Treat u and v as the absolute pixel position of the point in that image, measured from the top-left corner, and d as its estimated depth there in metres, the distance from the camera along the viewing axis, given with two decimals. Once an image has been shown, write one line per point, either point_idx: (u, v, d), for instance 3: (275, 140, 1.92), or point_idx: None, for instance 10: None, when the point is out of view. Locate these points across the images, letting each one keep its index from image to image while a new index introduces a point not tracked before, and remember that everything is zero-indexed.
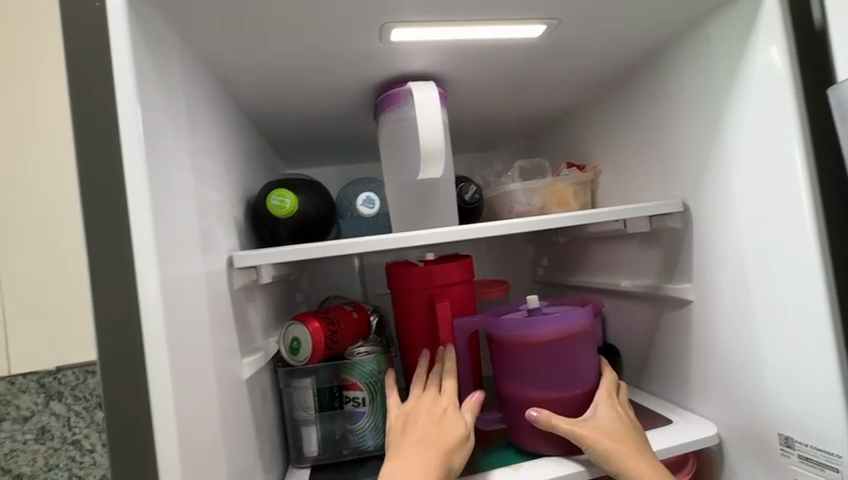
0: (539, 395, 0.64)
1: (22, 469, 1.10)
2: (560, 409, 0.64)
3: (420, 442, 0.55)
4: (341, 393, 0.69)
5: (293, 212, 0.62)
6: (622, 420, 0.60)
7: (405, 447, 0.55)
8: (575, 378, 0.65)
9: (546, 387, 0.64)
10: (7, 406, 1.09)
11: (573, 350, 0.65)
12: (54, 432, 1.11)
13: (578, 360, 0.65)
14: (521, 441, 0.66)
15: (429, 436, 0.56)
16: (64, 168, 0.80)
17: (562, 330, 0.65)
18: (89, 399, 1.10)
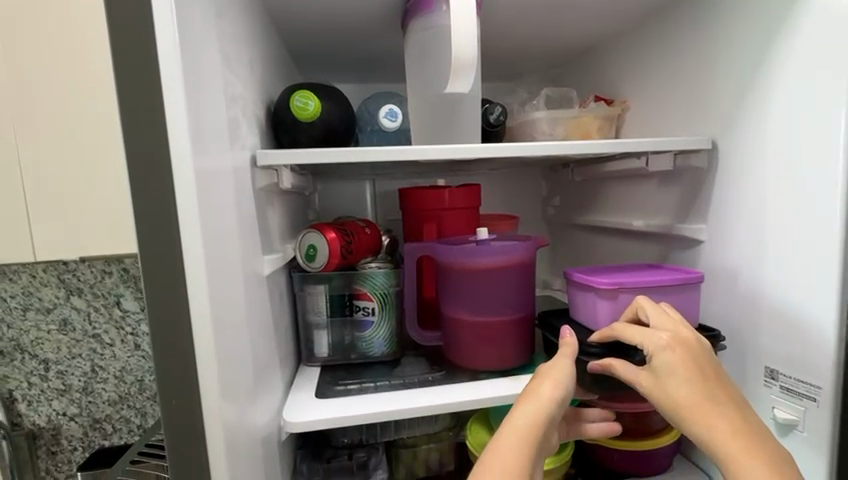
0: (476, 316, 0.68)
1: (47, 355, 1.19)
2: (489, 331, 0.68)
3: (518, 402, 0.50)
4: (351, 302, 0.72)
5: (314, 116, 0.61)
6: (711, 400, 0.49)
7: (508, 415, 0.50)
8: (507, 305, 0.69)
9: (478, 311, 0.68)
10: (30, 298, 1.17)
11: (511, 280, 0.68)
12: (76, 325, 1.19)
13: (514, 289, 0.69)
14: (451, 357, 0.71)
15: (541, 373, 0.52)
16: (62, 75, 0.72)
17: (505, 260, 0.68)
18: (107, 297, 1.19)
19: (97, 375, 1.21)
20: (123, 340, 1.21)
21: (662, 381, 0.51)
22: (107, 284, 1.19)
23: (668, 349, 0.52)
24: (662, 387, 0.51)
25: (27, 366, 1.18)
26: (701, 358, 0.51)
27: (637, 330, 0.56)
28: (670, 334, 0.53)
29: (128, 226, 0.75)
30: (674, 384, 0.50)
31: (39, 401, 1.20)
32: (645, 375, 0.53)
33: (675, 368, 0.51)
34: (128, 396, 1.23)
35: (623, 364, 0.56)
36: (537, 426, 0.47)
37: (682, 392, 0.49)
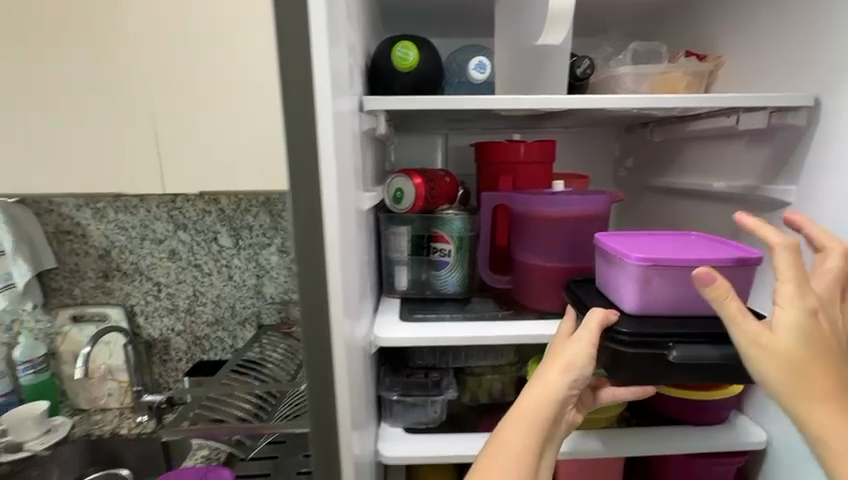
0: (548, 261, 0.73)
1: (160, 278, 1.39)
2: (559, 276, 0.73)
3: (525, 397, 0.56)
4: (429, 243, 0.79)
5: (412, 67, 0.66)
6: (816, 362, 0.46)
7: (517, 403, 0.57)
8: (578, 254, 0.73)
9: (550, 258, 0.73)
10: (147, 229, 1.36)
11: (584, 230, 0.72)
12: (182, 254, 1.38)
13: (586, 239, 0.73)
14: (521, 299, 0.77)
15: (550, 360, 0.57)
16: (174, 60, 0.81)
17: (581, 211, 0.71)
18: (207, 232, 1.37)
19: (199, 299, 1.41)
20: (219, 270, 1.39)
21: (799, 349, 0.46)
22: (207, 222, 1.36)
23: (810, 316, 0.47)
24: (793, 356, 0.46)
25: (144, 287, 1.40)
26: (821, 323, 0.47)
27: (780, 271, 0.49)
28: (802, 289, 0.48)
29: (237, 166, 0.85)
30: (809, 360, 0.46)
31: (154, 316, 1.42)
32: (771, 335, 0.47)
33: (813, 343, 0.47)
34: (223, 319, 1.42)
35: (748, 313, 0.48)
36: (540, 411, 0.55)
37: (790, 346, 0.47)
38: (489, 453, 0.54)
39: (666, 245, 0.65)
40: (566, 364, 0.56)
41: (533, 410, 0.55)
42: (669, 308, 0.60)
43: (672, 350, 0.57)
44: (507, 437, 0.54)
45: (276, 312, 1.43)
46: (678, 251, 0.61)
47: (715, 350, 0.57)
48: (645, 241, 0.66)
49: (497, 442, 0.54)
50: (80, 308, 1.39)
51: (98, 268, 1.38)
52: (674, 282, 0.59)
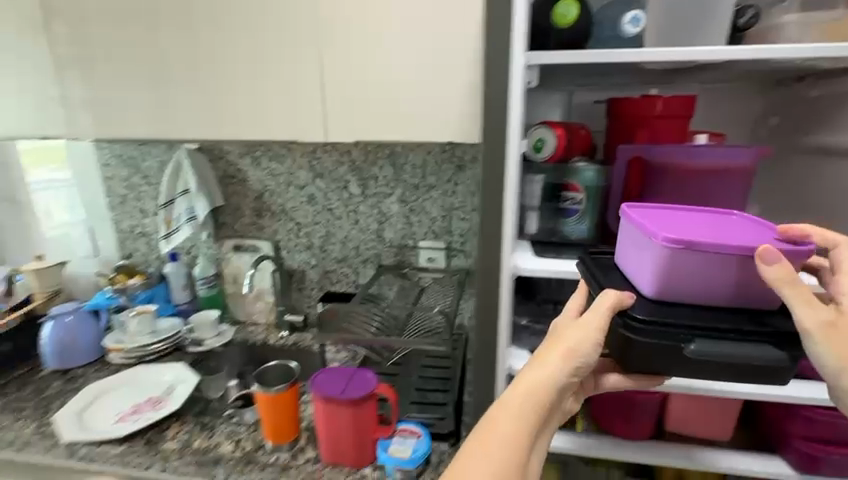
0: None
1: (300, 219, 1.64)
2: None
3: (533, 372, 0.59)
4: (561, 192, 0.87)
5: (573, 24, 0.74)
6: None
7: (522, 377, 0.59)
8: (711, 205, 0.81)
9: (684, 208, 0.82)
10: (292, 176, 1.59)
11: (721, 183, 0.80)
12: (319, 199, 1.60)
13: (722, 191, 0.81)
14: None
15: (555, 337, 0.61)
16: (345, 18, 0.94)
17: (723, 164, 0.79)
18: (340, 181, 1.56)
19: (330, 239, 1.64)
20: (348, 215, 1.59)
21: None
22: (340, 171, 1.56)
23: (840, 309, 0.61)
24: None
25: (288, 225, 1.65)
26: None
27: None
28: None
29: None
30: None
31: (294, 251, 1.68)
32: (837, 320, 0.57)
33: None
34: (349, 257, 1.64)
35: (820, 303, 0.57)
36: (541, 386, 0.57)
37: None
38: (491, 419, 0.56)
39: (697, 225, 0.71)
40: (570, 344, 0.59)
41: (531, 386, 0.57)
42: (688, 285, 0.67)
43: (690, 344, 0.64)
44: (505, 405, 0.56)
45: (393, 255, 1.61)
46: (712, 235, 0.67)
47: (729, 340, 0.63)
48: (679, 222, 0.72)
49: (498, 410, 0.56)
50: (240, 239, 1.69)
51: (253, 207, 1.65)
52: (695, 262, 0.66)
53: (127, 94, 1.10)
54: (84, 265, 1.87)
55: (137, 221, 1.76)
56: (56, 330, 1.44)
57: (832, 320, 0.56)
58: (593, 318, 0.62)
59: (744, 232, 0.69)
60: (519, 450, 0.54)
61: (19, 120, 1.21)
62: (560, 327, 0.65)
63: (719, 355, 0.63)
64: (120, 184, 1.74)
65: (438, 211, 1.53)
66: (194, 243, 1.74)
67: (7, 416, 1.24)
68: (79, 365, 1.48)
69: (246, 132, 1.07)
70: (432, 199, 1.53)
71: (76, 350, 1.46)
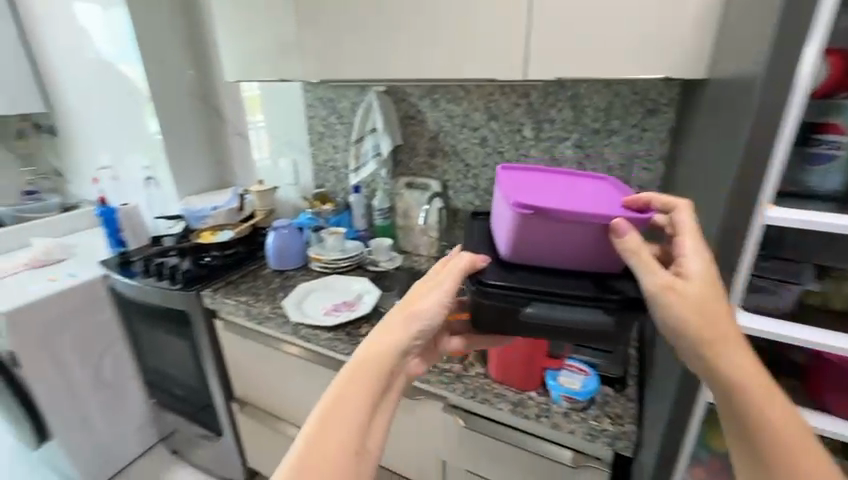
0: None
1: (470, 161, 1.71)
2: None
3: (395, 325, 0.65)
4: (816, 135, 0.78)
5: None
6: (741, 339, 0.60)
7: (388, 325, 0.66)
8: None
9: None
10: (466, 118, 1.66)
11: None
12: (490, 142, 1.64)
13: None
14: None
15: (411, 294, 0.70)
16: None
17: None
18: (514, 124, 1.57)
19: (496, 182, 1.69)
20: (518, 158, 1.61)
21: (699, 296, 0.61)
22: (515, 114, 1.56)
23: (716, 281, 0.64)
24: (695, 306, 0.60)
25: (457, 166, 1.75)
26: (714, 283, 0.63)
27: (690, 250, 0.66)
28: (703, 267, 0.64)
29: None
30: (719, 313, 0.61)
31: (460, 191, 1.78)
32: (678, 284, 0.62)
33: (703, 290, 0.62)
34: None
35: (662, 267, 0.62)
36: (394, 336, 0.64)
37: (720, 316, 0.60)
38: (351, 362, 0.61)
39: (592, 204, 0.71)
40: (421, 306, 0.68)
41: (388, 335, 0.64)
42: (543, 248, 0.70)
43: (526, 307, 0.70)
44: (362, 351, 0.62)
45: None
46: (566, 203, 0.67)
47: (569, 306, 0.69)
48: (552, 196, 0.73)
49: (358, 358, 0.61)
50: (413, 177, 1.86)
51: (427, 147, 1.79)
52: (549, 230, 0.67)
53: (349, 39, 1.26)
54: (288, 191, 2.28)
55: (330, 156, 2.06)
56: (278, 239, 1.82)
57: (673, 287, 0.61)
58: (442, 279, 0.71)
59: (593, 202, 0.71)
60: (368, 391, 0.59)
61: (263, 65, 1.48)
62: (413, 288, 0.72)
63: (554, 318, 0.69)
64: (318, 123, 2.03)
65: (616, 159, 1.45)
66: (373, 179, 1.97)
67: (249, 297, 1.64)
68: (291, 268, 1.85)
69: (449, 72, 1.15)
70: (611, 145, 1.44)
71: (289, 256, 1.84)
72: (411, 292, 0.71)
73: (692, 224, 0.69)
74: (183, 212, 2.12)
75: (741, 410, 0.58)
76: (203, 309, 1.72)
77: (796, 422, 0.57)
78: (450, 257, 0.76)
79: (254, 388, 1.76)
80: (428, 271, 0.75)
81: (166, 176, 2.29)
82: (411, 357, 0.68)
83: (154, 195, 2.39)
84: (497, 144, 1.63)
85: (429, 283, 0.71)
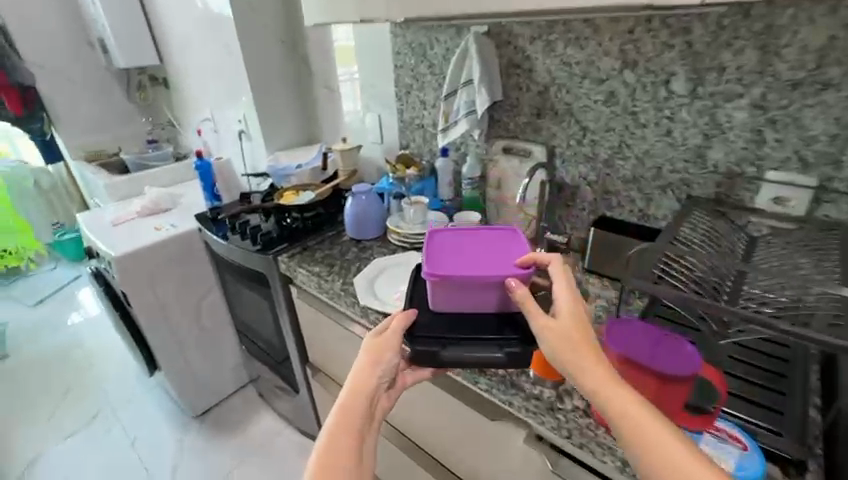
0: None
1: (588, 124, 1.33)
2: None
3: (368, 371, 0.85)
4: None
5: None
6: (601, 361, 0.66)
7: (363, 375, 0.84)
8: None
9: None
10: (590, 67, 1.27)
11: None
12: (620, 99, 1.24)
13: None
14: None
15: (374, 347, 0.88)
16: None
17: None
18: (659, 74, 1.15)
19: (621, 152, 1.30)
20: (658, 122, 1.20)
21: (567, 326, 0.71)
22: (663, 59, 1.13)
23: (569, 308, 0.74)
24: (561, 333, 0.70)
25: (570, 130, 1.38)
26: (581, 319, 0.73)
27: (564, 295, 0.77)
28: (571, 305, 0.76)
29: None
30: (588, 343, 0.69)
31: (570, 161, 1.42)
32: (547, 319, 0.73)
33: (574, 326, 0.71)
34: (642, 179, 1.29)
35: (533, 306, 0.75)
36: (366, 383, 0.83)
37: (575, 341, 0.69)
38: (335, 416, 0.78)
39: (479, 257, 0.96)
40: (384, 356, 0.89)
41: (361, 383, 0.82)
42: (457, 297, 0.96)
43: (442, 351, 0.96)
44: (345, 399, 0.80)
45: (714, 184, 1.17)
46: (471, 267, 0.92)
47: (476, 348, 0.95)
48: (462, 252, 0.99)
49: (341, 408, 0.79)
50: (511, 141, 1.54)
51: (533, 104, 1.44)
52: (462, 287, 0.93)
53: None
54: (372, 150, 2.11)
55: (417, 112, 1.81)
56: (355, 205, 1.67)
57: (544, 321, 0.72)
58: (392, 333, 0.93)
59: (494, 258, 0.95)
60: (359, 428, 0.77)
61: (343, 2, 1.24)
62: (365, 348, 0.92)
63: (463, 358, 0.94)
64: (406, 74, 1.77)
65: (823, 127, 0.97)
66: (464, 141, 1.70)
67: (323, 268, 1.54)
68: (369, 238, 1.71)
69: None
70: (818, 107, 0.97)
71: (368, 227, 1.68)
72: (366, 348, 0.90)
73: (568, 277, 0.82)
74: (269, 169, 2.08)
75: (609, 422, 0.61)
76: (280, 274, 1.67)
77: (669, 440, 0.56)
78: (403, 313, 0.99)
79: (326, 357, 1.72)
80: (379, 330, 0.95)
81: (256, 130, 2.26)
82: (380, 393, 0.88)
83: (247, 148, 2.41)
84: (630, 101, 1.23)
85: (388, 339, 0.91)
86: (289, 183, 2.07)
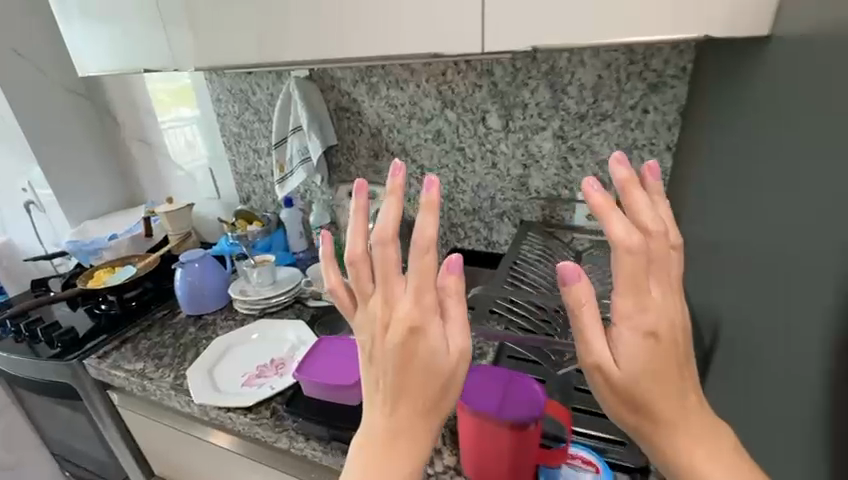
0: None
1: (423, 162, 1.34)
2: None
3: (419, 394, 0.47)
4: None
5: None
6: (705, 431, 0.43)
7: (408, 395, 0.47)
8: None
9: None
10: (414, 108, 1.28)
11: None
12: (447, 137, 1.27)
13: None
14: None
15: (443, 355, 0.46)
16: None
17: None
18: (475, 113, 1.21)
19: (458, 187, 1.33)
20: (483, 156, 1.25)
21: (634, 378, 0.42)
22: (476, 98, 1.19)
23: (649, 339, 0.41)
24: (630, 389, 0.42)
25: (408, 169, 1.38)
26: (679, 360, 0.42)
27: (652, 311, 0.41)
28: (666, 323, 0.42)
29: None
30: (675, 381, 0.42)
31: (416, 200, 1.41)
32: (612, 359, 0.42)
33: (652, 370, 0.42)
34: (480, 209, 1.33)
35: (594, 337, 0.43)
36: (440, 399, 0.48)
37: (661, 399, 0.42)
38: (384, 452, 0.47)
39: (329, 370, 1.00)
40: (455, 363, 0.47)
41: (415, 425, 0.47)
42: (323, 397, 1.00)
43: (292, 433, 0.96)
44: (379, 455, 0.46)
45: (539, 209, 1.26)
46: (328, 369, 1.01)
47: (324, 429, 0.95)
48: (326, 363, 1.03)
49: (390, 438, 0.47)
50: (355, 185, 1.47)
51: (370, 147, 1.40)
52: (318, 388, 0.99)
53: (236, 12, 0.91)
54: (208, 207, 1.86)
55: (252, 162, 1.64)
56: (186, 276, 1.41)
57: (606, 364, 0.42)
58: (452, 290, 0.48)
59: (347, 372, 0.99)
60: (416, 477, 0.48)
61: (132, 54, 1.08)
62: (361, 303, 0.50)
63: (312, 433, 0.95)
64: (233, 121, 1.60)
65: (610, 152, 1.11)
66: (308, 188, 1.58)
67: (148, 363, 1.25)
68: (211, 311, 1.46)
69: (386, 45, 0.82)
70: (603, 134, 1.10)
71: (206, 298, 1.43)
72: (393, 307, 0.47)
73: (666, 239, 0.42)
74: (69, 246, 1.67)
75: None
76: (92, 379, 1.32)
77: None
78: (386, 209, 0.47)
79: (173, 468, 1.39)
80: (418, 260, 0.45)
81: (49, 200, 1.83)
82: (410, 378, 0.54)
83: (41, 223, 1.94)
84: (455, 139, 1.27)
85: (434, 330, 0.46)
86: (102, 259, 1.69)
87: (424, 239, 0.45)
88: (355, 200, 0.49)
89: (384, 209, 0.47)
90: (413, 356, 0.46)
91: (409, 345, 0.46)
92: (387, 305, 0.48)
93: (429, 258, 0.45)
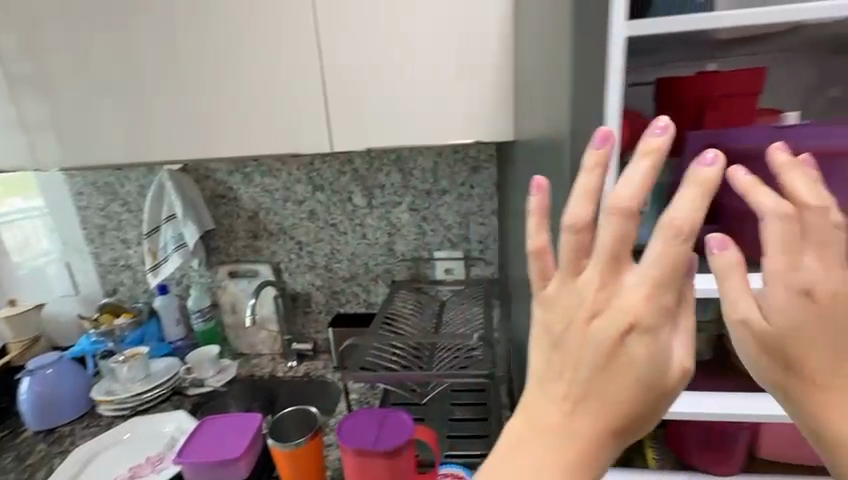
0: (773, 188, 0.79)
1: (301, 237, 1.48)
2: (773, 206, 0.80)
3: (615, 407, 0.41)
4: None
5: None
6: None
7: (598, 403, 0.41)
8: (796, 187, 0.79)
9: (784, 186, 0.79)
10: (288, 192, 1.44)
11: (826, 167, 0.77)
12: (320, 214, 1.45)
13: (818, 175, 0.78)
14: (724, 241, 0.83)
15: (664, 362, 0.41)
16: (367, 18, 0.88)
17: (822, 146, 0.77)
18: (342, 193, 1.42)
19: (336, 257, 1.49)
20: (354, 229, 1.45)
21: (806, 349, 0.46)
22: (342, 182, 1.41)
23: (803, 297, 0.45)
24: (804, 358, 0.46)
25: (287, 245, 1.50)
26: None
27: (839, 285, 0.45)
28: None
29: (405, 112, 0.93)
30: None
31: (297, 272, 1.52)
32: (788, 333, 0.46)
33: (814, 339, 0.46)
34: (358, 275, 1.50)
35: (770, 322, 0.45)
36: (639, 416, 0.41)
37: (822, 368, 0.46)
38: (560, 457, 0.40)
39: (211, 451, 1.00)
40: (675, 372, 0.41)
41: (592, 438, 0.41)
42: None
43: None
44: (546, 456, 0.40)
45: (407, 269, 1.47)
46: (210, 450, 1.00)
47: None
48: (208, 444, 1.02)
49: (571, 446, 0.40)
50: (235, 265, 1.53)
51: (248, 229, 1.50)
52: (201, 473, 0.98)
53: (102, 118, 1.00)
54: (61, 306, 1.68)
55: (119, 252, 1.59)
56: (34, 385, 1.27)
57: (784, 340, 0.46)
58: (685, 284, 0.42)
59: (232, 446, 1.01)
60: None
61: None
62: (565, 277, 0.41)
63: None
64: (96, 213, 1.56)
65: (453, 218, 1.40)
66: (184, 273, 1.57)
67: None
68: (67, 421, 1.31)
69: (249, 147, 0.98)
70: (445, 205, 1.39)
71: (61, 407, 1.29)
72: (611, 297, 0.40)
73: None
74: None
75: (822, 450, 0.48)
76: None
77: None
78: (640, 172, 0.38)
79: None
80: (665, 248, 0.39)
81: None
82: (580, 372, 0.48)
83: None
84: (327, 215, 1.45)
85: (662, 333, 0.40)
86: None
87: (676, 224, 0.38)
88: (592, 152, 0.39)
89: (633, 171, 0.38)
90: (620, 360, 0.40)
91: (617, 347, 0.40)
92: (606, 291, 0.40)
93: (685, 248, 0.38)
